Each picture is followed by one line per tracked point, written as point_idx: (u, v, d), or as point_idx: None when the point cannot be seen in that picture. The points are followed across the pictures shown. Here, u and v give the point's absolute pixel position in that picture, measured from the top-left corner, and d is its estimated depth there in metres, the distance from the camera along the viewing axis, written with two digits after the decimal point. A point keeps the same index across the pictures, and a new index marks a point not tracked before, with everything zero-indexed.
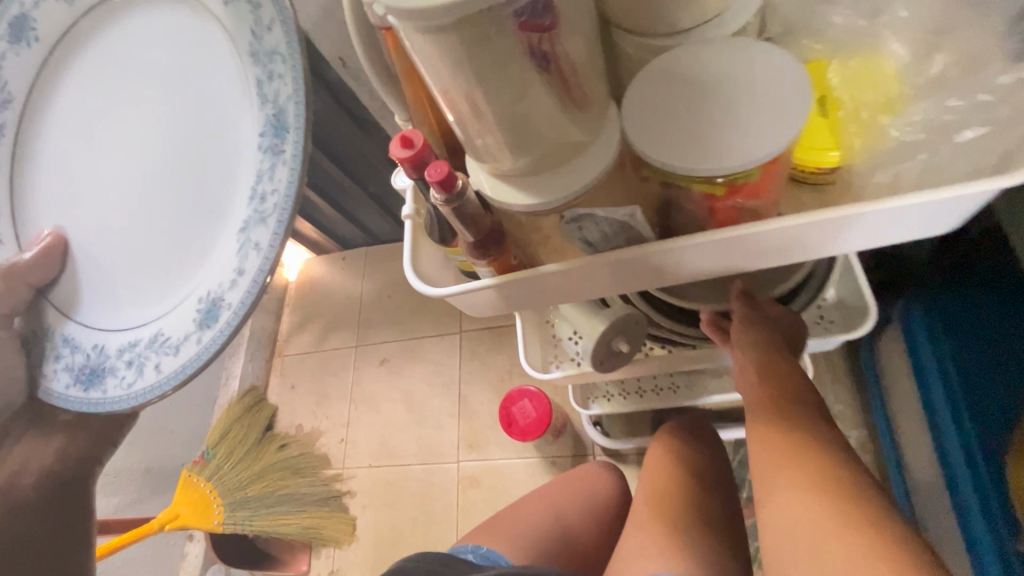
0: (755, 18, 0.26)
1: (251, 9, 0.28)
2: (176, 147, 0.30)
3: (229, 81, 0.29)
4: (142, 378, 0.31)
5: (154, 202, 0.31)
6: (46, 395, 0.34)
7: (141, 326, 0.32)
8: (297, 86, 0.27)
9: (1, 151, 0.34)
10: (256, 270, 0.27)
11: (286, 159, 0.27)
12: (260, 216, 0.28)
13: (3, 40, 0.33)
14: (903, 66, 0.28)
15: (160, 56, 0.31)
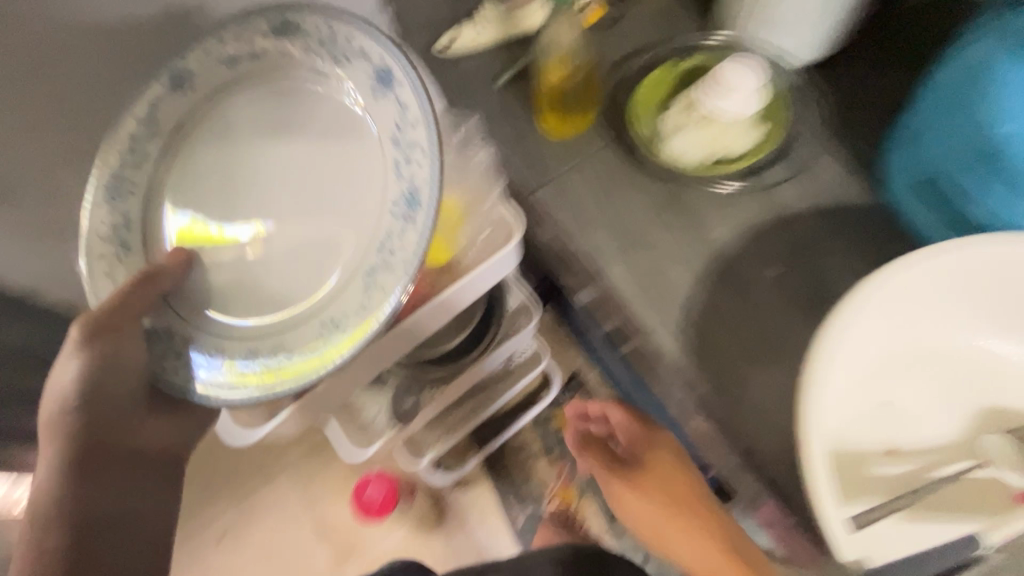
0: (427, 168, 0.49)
1: (398, 109, 0.40)
2: (318, 193, 0.43)
3: (378, 153, 0.42)
4: (265, 377, 0.41)
5: (286, 232, 0.43)
6: (168, 386, 0.43)
7: (266, 331, 0.43)
8: (434, 174, 0.39)
9: (139, 176, 0.45)
10: (380, 302, 0.39)
11: (417, 223, 0.39)
12: (389, 261, 0.40)
13: (164, 85, 0.44)
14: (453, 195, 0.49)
15: (312, 120, 0.44)
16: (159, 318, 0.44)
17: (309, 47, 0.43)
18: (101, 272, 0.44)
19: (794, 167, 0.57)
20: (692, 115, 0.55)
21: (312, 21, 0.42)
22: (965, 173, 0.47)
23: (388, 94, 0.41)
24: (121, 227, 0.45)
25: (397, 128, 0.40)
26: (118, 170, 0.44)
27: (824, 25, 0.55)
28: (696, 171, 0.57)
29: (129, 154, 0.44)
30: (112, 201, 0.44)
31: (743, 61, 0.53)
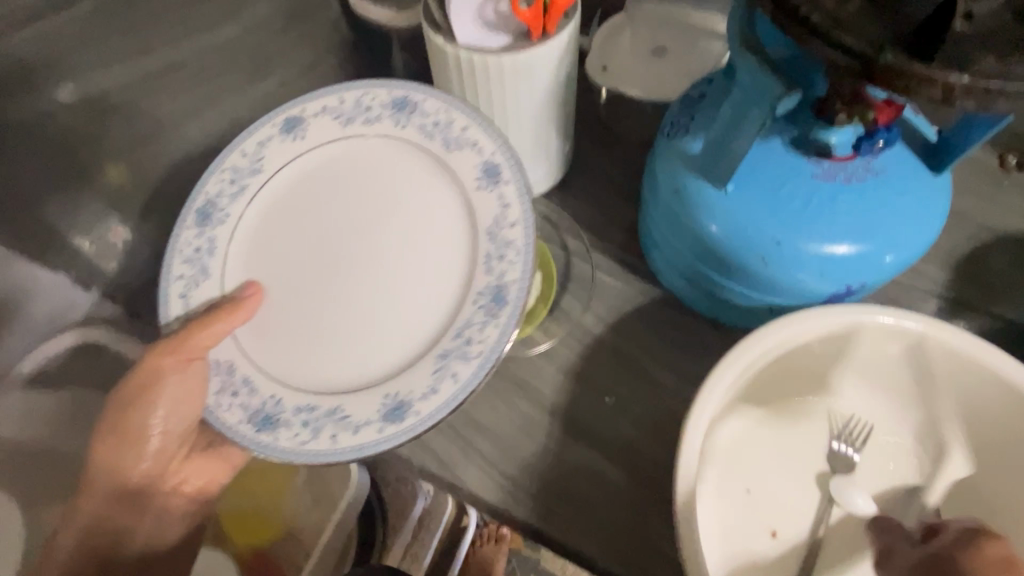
0: None
1: (499, 205, 0.46)
2: (407, 249, 0.48)
3: (469, 244, 0.47)
4: (317, 440, 0.43)
5: (351, 286, 0.48)
6: (217, 421, 0.44)
7: (325, 399, 0.44)
8: (524, 282, 0.44)
9: (233, 207, 0.50)
10: (449, 392, 0.42)
11: (499, 320, 0.43)
12: (464, 352, 0.43)
13: (278, 129, 0.51)
14: None
15: (411, 183, 0.50)
16: (221, 351, 0.46)
17: (421, 126, 0.50)
18: (178, 292, 0.48)
19: (587, 295, 0.58)
20: None
21: (430, 105, 0.49)
22: (707, 271, 0.49)
23: (492, 189, 0.47)
24: (201, 253, 0.49)
25: (495, 224, 0.46)
26: (215, 197, 0.50)
27: (545, 164, 0.59)
28: None
29: (229, 184, 0.50)
30: (202, 226, 0.50)
31: None
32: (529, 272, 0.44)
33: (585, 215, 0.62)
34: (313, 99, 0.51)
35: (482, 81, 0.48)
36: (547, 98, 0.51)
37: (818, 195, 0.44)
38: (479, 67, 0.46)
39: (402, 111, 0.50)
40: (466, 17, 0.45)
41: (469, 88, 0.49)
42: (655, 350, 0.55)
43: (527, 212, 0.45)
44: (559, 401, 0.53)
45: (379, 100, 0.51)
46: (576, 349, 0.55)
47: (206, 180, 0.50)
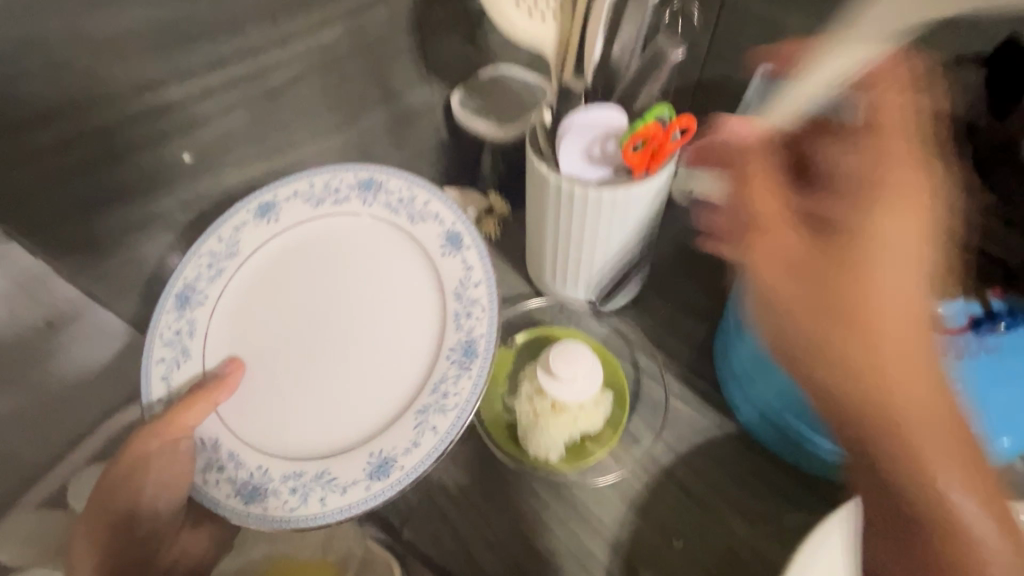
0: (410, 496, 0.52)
1: (464, 271, 0.49)
2: (377, 314, 0.50)
3: (438, 303, 0.49)
4: (306, 506, 0.43)
5: (323, 349, 0.49)
6: (205, 498, 0.44)
7: (311, 462, 0.45)
8: (491, 333, 0.46)
9: (212, 289, 0.51)
10: (431, 445, 0.43)
11: (472, 373, 0.45)
12: (442, 407, 0.45)
13: (251, 214, 0.52)
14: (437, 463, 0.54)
15: (381, 250, 0.52)
16: (208, 428, 0.46)
17: (387, 202, 0.53)
18: (160, 374, 0.48)
19: (659, 422, 0.56)
20: (581, 404, 0.52)
21: (395, 184, 0.53)
22: (799, 424, 0.47)
23: (456, 254, 0.50)
24: (183, 334, 0.49)
25: (461, 286, 0.49)
26: (193, 281, 0.50)
27: (625, 283, 0.59)
28: (575, 465, 0.52)
29: (207, 267, 0.51)
30: (181, 310, 0.50)
31: (569, 348, 0.52)
32: (495, 326, 0.47)
33: (658, 335, 0.61)
34: (285, 184, 0.53)
35: (579, 209, 0.49)
36: (637, 227, 0.52)
37: (932, 370, 0.39)
38: (581, 197, 0.48)
39: (368, 190, 0.53)
40: (571, 154, 0.47)
41: (564, 213, 0.50)
42: (728, 492, 0.52)
43: (489, 274, 0.48)
44: (623, 537, 0.51)
45: (347, 182, 0.53)
46: (644, 480, 0.53)
47: (184, 266, 0.50)
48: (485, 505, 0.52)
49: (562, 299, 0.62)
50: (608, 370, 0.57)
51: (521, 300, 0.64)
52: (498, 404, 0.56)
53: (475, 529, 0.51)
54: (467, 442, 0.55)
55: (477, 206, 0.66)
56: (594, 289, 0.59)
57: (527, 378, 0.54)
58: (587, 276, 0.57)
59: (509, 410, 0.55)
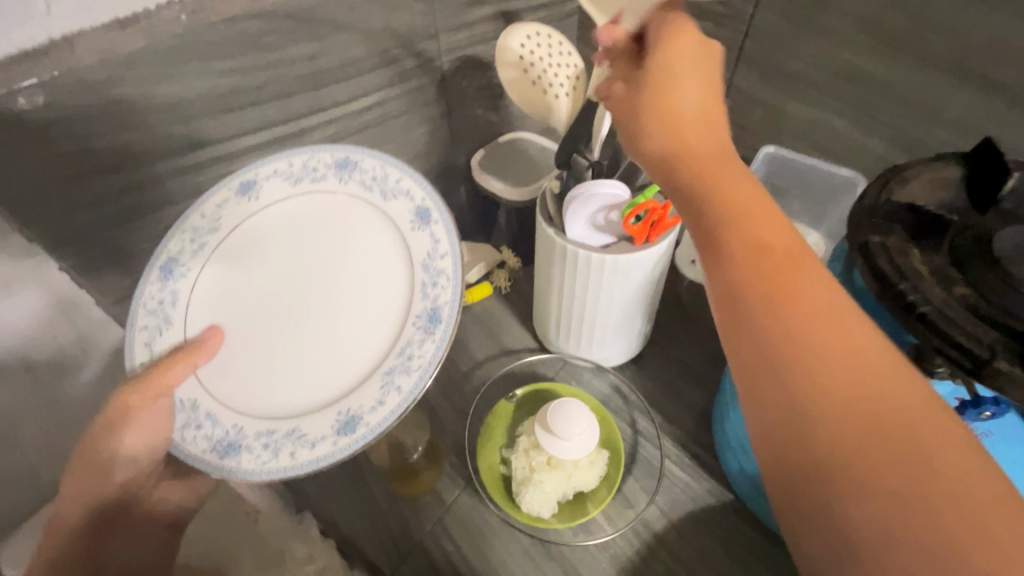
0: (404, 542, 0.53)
1: (431, 244, 0.47)
2: (353, 283, 0.49)
3: (409, 271, 0.47)
4: (277, 460, 0.43)
5: (295, 317, 0.48)
6: (184, 456, 0.43)
7: (283, 420, 0.44)
8: (455, 300, 0.45)
9: (192, 262, 0.47)
10: (395, 403, 0.43)
11: (435, 338, 0.44)
12: (406, 367, 0.44)
13: (231, 192, 0.48)
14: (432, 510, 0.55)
15: (353, 221, 0.50)
16: (187, 390, 0.44)
17: (362, 180, 0.49)
18: (142, 342, 0.45)
19: (653, 485, 0.56)
20: (576, 461, 0.53)
21: (370, 162, 0.49)
22: None
23: (425, 230, 0.47)
24: (164, 304, 0.46)
25: (429, 257, 0.47)
26: (175, 254, 0.47)
27: (625, 343, 0.61)
28: (567, 523, 0.52)
29: (190, 242, 0.47)
30: (165, 281, 0.46)
31: (567, 404, 0.53)
32: (458, 292, 0.45)
33: (657, 397, 0.62)
34: (266, 160, 0.49)
35: (582, 272, 0.52)
36: (638, 291, 0.54)
37: None
38: (585, 261, 0.51)
39: (345, 168, 0.50)
40: (577, 218, 0.50)
41: (568, 274, 0.53)
42: (719, 564, 0.52)
43: (456, 247, 0.46)
44: None
45: (325, 161, 0.50)
46: (636, 545, 0.53)
47: (166, 239, 0.47)
48: (474, 558, 0.52)
49: (565, 355, 0.64)
50: (605, 429, 0.58)
51: (525, 354, 0.66)
52: (495, 457, 0.57)
53: None
54: (462, 491, 0.56)
55: (489, 259, 0.70)
56: (595, 348, 0.61)
57: (525, 433, 0.56)
58: (589, 334, 0.59)
59: (505, 463, 0.56)
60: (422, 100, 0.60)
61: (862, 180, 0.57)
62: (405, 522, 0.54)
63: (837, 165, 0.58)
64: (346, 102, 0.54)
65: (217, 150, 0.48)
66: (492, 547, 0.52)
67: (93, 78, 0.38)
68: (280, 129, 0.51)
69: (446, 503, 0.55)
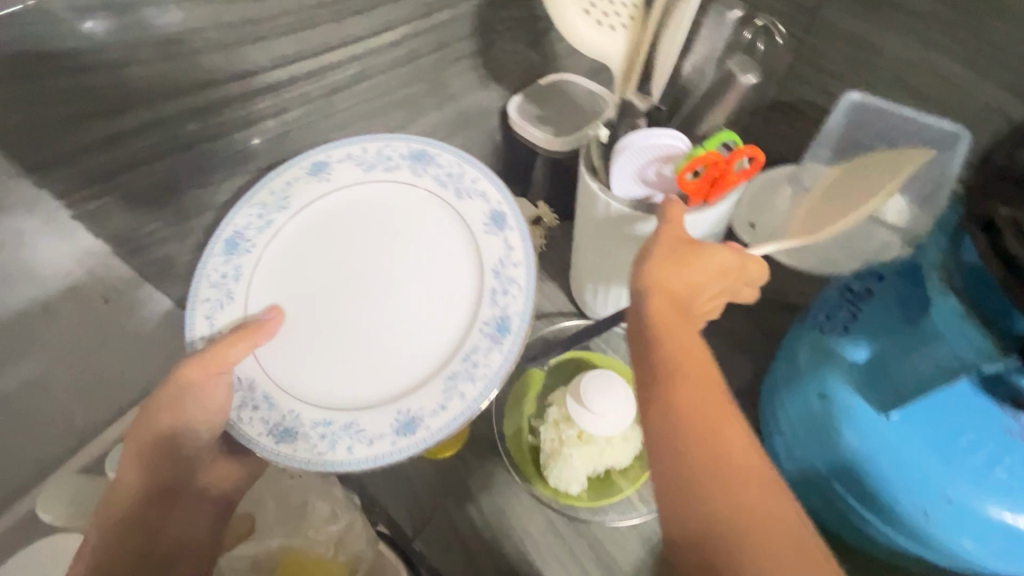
0: (429, 505, 0.52)
1: (505, 249, 0.46)
2: (417, 279, 0.48)
3: (475, 275, 0.47)
4: (333, 453, 0.43)
5: (356, 307, 0.48)
6: (238, 435, 0.43)
7: (341, 412, 0.44)
8: (524, 312, 0.44)
9: (258, 238, 0.48)
10: (457, 410, 0.43)
11: (502, 348, 0.44)
12: (470, 376, 0.43)
13: (302, 171, 0.48)
14: (456, 473, 0.53)
15: (421, 218, 0.49)
16: (245, 367, 0.45)
17: (437, 175, 0.49)
18: (202, 315, 0.45)
19: None
20: (608, 437, 0.49)
21: (446, 157, 0.49)
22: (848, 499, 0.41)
23: (499, 234, 0.47)
24: (228, 279, 0.46)
25: (500, 264, 0.46)
26: (242, 229, 0.47)
27: None
28: (598, 500, 0.49)
29: (256, 219, 0.48)
30: (228, 255, 0.47)
31: (600, 376, 0.49)
32: (530, 304, 0.44)
33: None
34: (338, 142, 0.48)
35: (626, 234, 0.47)
36: None
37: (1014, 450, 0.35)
38: (632, 221, 0.46)
39: (420, 161, 0.49)
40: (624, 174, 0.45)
41: (612, 237, 0.48)
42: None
43: (530, 254, 0.45)
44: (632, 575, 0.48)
45: (401, 150, 0.49)
46: None
47: (234, 213, 0.47)
48: (498, 526, 0.51)
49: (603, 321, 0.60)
50: None
51: (559, 319, 0.62)
52: (524, 425, 0.55)
53: (485, 547, 0.50)
54: (487, 458, 0.54)
55: (526, 214, 0.65)
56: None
57: (555, 402, 0.53)
58: (633, 302, 0.55)
59: (534, 433, 0.54)
60: (455, 36, 0.54)
61: (967, 135, 0.48)
62: (428, 484, 0.53)
63: (938, 115, 0.49)
64: (369, 36, 0.48)
65: (232, 89, 0.44)
66: (515, 516, 0.51)
67: (86, 10, 0.34)
68: (297, 67, 0.46)
69: (473, 469, 0.53)
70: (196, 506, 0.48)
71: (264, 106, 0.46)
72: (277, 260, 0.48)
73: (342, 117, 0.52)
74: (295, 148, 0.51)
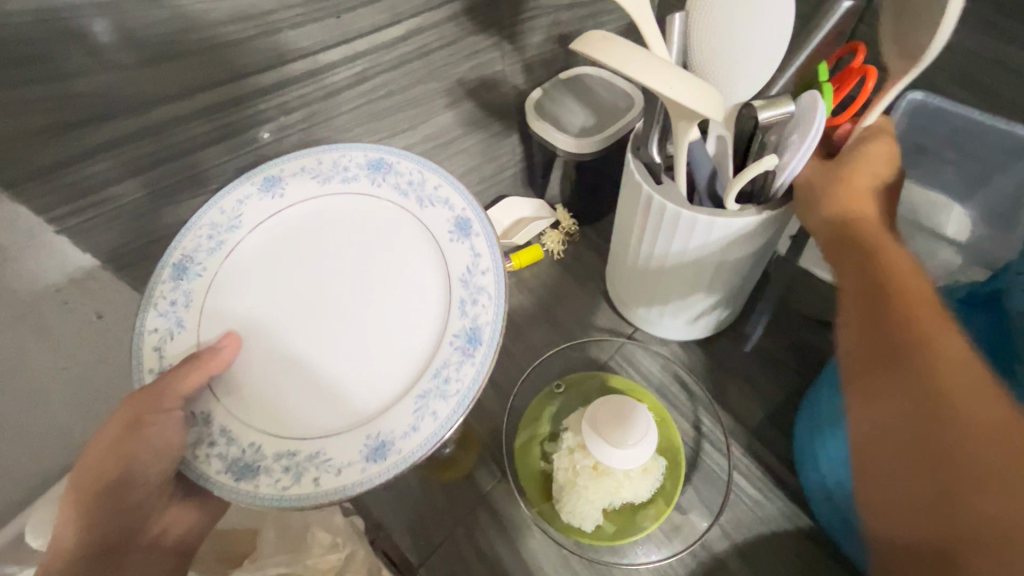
0: (437, 534, 0.49)
1: (471, 257, 0.44)
2: (381, 294, 0.45)
3: (442, 284, 0.44)
4: (299, 487, 0.39)
5: (319, 326, 0.44)
6: (195, 477, 0.39)
7: (305, 441, 0.40)
8: (495, 322, 0.42)
9: (210, 261, 0.44)
10: (431, 430, 0.39)
11: (475, 361, 0.41)
12: (443, 393, 0.40)
13: (254, 186, 0.45)
14: (465, 501, 0.50)
15: (382, 230, 0.47)
16: (200, 402, 0.41)
17: (397, 184, 0.47)
18: (152, 346, 0.42)
19: (717, 501, 0.48)
20: (629, 470, 0.46)
21: (406, 166, 0.47)
22: None
23: (464, 241, 0.44)
24: (179, 305, 0.43)
25: (467, 273, 0.44)
26: (191, 251, 0.44)
27: (703, 318, 0.53)
28: (614, 538, 0.46)
29: (206, 240, 0.44)
30: (178, 279, 0.43)
31: (619, 403, 0.46)
32: (501, 315, 0.42)
33: (729, 396, 0.54)
34: (292, 154, 0.46)
35: (664, 230, 0.44)
36: (719, 261, 0.45)
37: None
38: (668, 221, 0.43)
39: (378, 171, 0.47)
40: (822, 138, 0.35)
41: (652, 236, 0.46)
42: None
43: (498, 261, 0.43)
44: None
45: (357, 160, 0.47)
46: (692, 568, 0.46)
47: (182, 234, 0.44)
48: (510, 559, 0.48)
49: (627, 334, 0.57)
50: (664, 431, 0.51)
51: (577, 334, 0.58)
52: (535, 451, 0.51)
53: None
54: (498, 485, 0.51)
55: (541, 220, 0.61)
56: (666, 316, 0.53)
57: (571, 428, 0.49)
58: (665, 305, 0.52)
59: (547, 459, 0.50)
60: (469, 29, 0.49)
61: None
62: (435, 510, 0.50)
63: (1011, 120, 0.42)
64: (375, 31, 0.44)
65: (229, 92, 0.40)
66: (529, 550, 0.48)
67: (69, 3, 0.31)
68: (298, 68, 0.42)
69: (485, 496, 0.50)
70: (148, 560, 0.44)
71: (263, 110, 0.43)
72: (230, 284, 0.45)
73: (347, 119, 0.48)
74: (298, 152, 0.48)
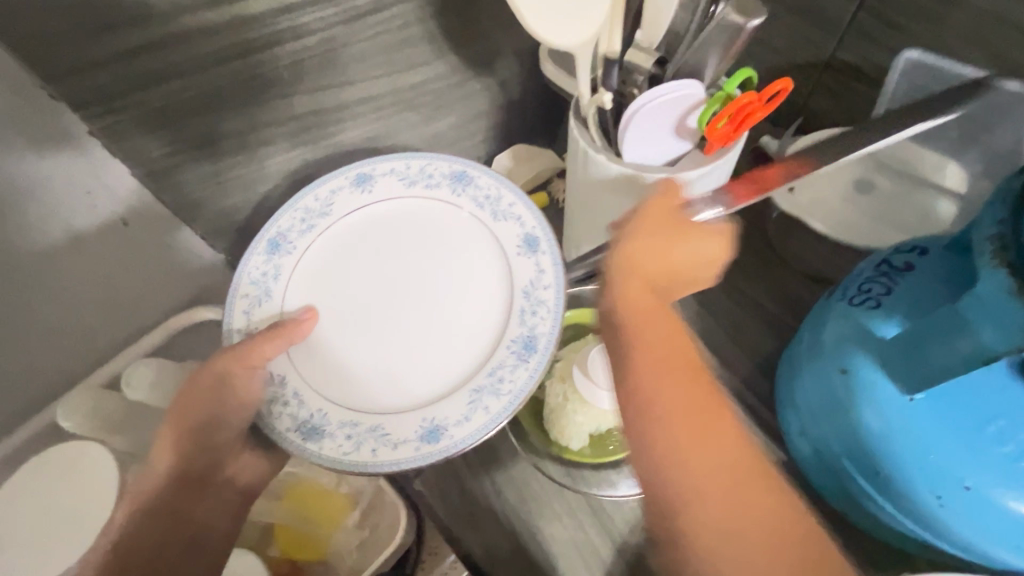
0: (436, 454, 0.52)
1: (537, 273, 0.48)
2: (448, 292, 0.50)
3: (507, 293, 0.49)
4: (358, 454, 0.44)
5: (386, 312, 0.50)
6: (267, 431, 0.45)
7: (366, 415, 0.45)
8: (552, 331, 0.46)
9: (301, 241, 0.51)
10: (481, 423, 0.44)
11: (529, 366, 0.45)
12: (496, 390, 0.45)
13: (346, 182, 0.52)
14: None
15: (456, 241, 0.52)
16: (279, 364, 0.46)
17: (474, 197, 0.52)
18: (242, 309, 0.48)
19: None
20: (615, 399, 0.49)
21: (486, 180, 0.52)
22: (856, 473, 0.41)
23: (531, 256, 0.49)
24: (269, 276, 0.50)
25: (530, 285, 0.48)
26: (285, 231, 0.51)
27: None
28: (597, 458, 0.49)
29: (300, 221, 0.51)
30: (271, 254, 0.50)
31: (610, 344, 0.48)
32: (558, 324, 0.46)
33: (718, 339, 0.56)
34: (385, 158, 0.53)
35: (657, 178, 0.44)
36: None
37: None
38: (634, 186, 0.44)
39: (460, 182, 0.52)
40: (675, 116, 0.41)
41: None
42: None
43: (560, 279, 0.47)
44: (632, 542, 0.48)
45: (442, 170, 0.53)
46: None
47: (280, 215, 0.51)
48: (498, 475, 0.51)
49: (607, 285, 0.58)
50: None
51: None
52: None
53: (482, 491, 0.50)
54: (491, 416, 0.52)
55: (550, 165, 0.65)
56: None
57: (566, 359, 0.52)
58: None
59: (540, 388, 0.52)
60: None
61: None
62: None
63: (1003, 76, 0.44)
64: None
65: (236, 10, 0.40)
66: (516, 472, 0.51)
67: None
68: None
69: None
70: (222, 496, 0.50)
71: (279, 30, 0.43)
72: (319, 261, 0.51)
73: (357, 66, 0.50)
74: (321, 77, 0.48)
